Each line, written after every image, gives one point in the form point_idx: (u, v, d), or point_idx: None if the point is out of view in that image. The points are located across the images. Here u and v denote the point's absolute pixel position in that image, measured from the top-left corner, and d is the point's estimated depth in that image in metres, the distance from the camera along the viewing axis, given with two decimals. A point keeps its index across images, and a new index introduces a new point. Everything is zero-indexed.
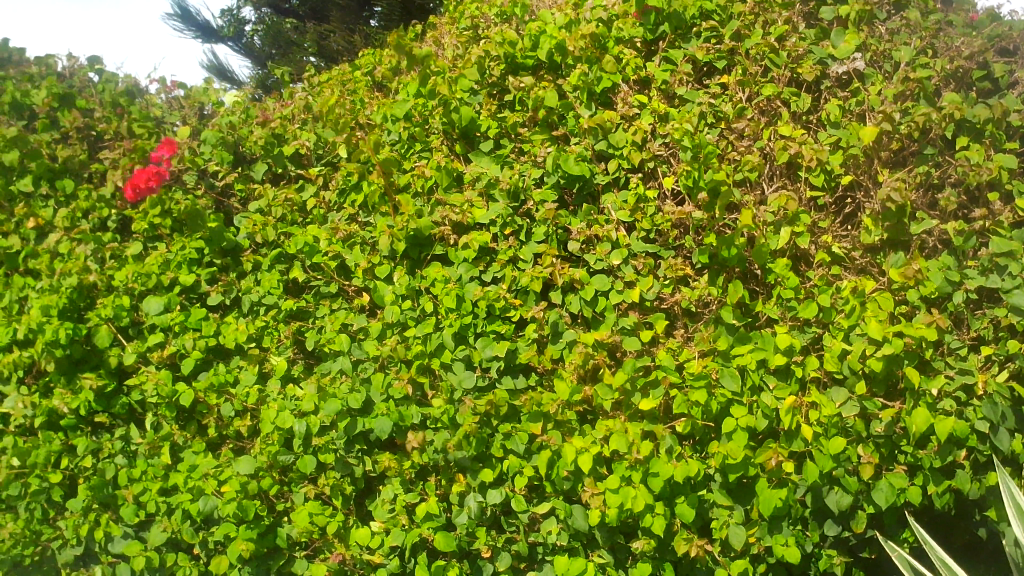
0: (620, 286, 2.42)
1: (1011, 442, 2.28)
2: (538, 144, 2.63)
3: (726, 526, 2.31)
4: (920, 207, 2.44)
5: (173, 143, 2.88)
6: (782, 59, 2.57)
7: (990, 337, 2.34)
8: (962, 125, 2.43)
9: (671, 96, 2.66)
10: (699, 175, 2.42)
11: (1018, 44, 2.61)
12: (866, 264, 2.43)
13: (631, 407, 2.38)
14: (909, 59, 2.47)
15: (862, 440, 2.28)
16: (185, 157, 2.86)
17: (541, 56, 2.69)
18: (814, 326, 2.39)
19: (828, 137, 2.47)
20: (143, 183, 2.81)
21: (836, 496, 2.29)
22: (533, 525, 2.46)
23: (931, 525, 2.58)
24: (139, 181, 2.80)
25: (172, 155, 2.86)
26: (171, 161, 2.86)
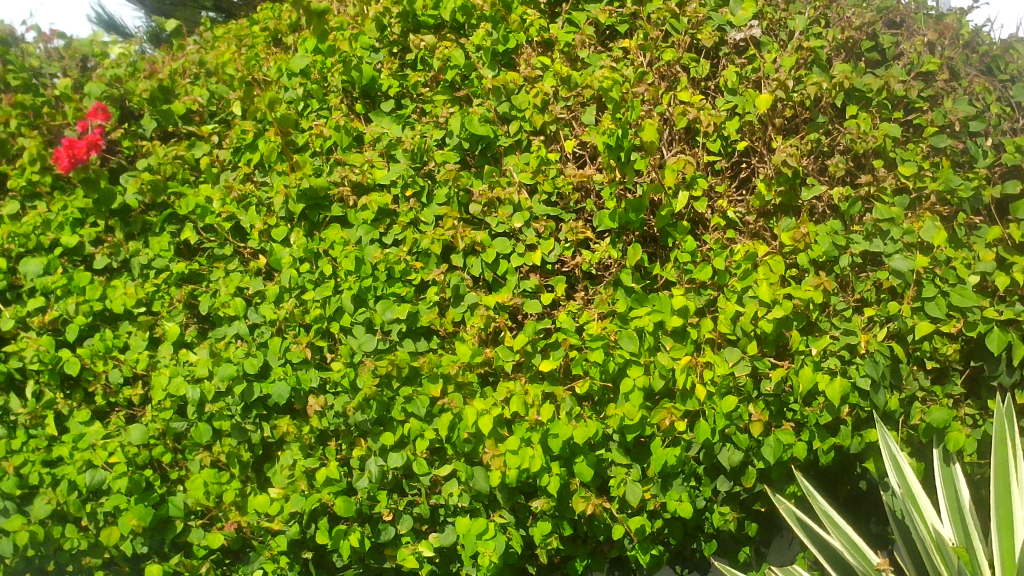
0: (521, 249, 2.45)
1: (887, 398, 2.38)
2: (439, 105, 2.60)
3: (624, 483, 2.38)
4: (811, 173, 2.52)
5: (102, 108, 2.69)
6: (683, 24, 2.57)
7: (872, 299, 2.44)
8: (851, 94, 2.50)
9: (574, 58, 2.65)
10: (623, 133, 2.39)
11: (904, 17, 2.71)
12: (759, 229, 2.51)
13: (532, 369, 2.43)
14: (802, 28, 2.53)
15: (752, 399, 2.37)
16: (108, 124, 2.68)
17: (444, 14, 2.64)
18: (709, 289, 2.45)
19: (725, 103, 2.50)
20: (82, 152, 2.59)
21: (728, 452, 2.39)
22: (434, 487, 2.45)
23: (817, 479, 2.70)
24: (79, 149, 2.59)
25: (102, 123, 2.68)
26: (101, 129, 2.68)
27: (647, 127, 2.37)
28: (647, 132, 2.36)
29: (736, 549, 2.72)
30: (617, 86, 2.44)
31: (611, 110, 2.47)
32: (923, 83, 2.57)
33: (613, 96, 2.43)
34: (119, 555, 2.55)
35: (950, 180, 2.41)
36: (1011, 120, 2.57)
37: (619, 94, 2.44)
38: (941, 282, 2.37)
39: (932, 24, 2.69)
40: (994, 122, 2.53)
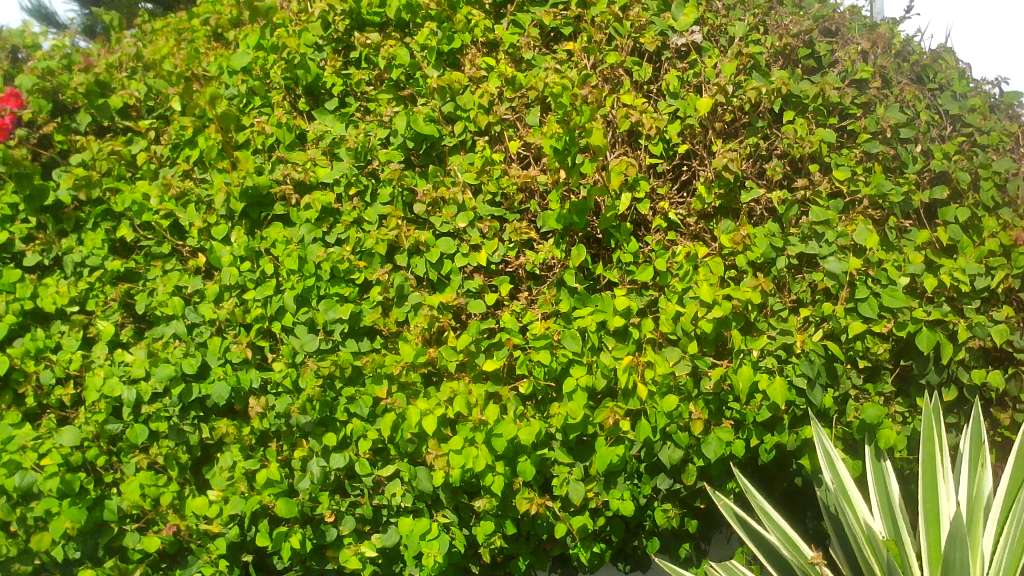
0: (465, 249, 2.45)
1: (822, 397, 2.46)
2: (383, 104, 2.59)
3: (566, 482, 2.40)
4: (749, 176, 2.56)
5: (18, 94, 2.65)
6: (626, 28, 2.61)
7: (807, 300, 2.50)
8: (789, 100, 2.57)
9: (519, 60, 2.66)
10: (570, 138, 2.42)
11: (839, 26, 2.77)
12: (699, 231, 2.54)
13: (475, 368, 2.42)
14: (743, 34, 2.59)
15: (693, 398, 2.40)
16: (22, 110, 2.63)
17: (389, 13, 2.62)
18: (650, 289, 2.50)
19: (667, 107, 2.54)
20: None
21: (669, 450, 2.43)
22: (377, 488, 2.44)
23: (754, 476, 2.75)
24: None
25: (17, 109, 2.64)
26: (16, 115, 2.64)
27: (595, 132, 2.38)
28: (594, 136, 2.37)
29: (676, 545, 2.77)
30: (567, 90, 2.42)
31: (557, 113, 2.45)
32: (857, 90, 2.64)
33: (563, 100, 2.41)
34: (50, 560, 2.47)
35: (882, 185, 2.48)
36: (937, 128, 2.68)
37: (570, 99, 2.42)
38: (873, 283, 2.45)
39: (864, 33, 2.78)
40: (923, 129, 2.63)
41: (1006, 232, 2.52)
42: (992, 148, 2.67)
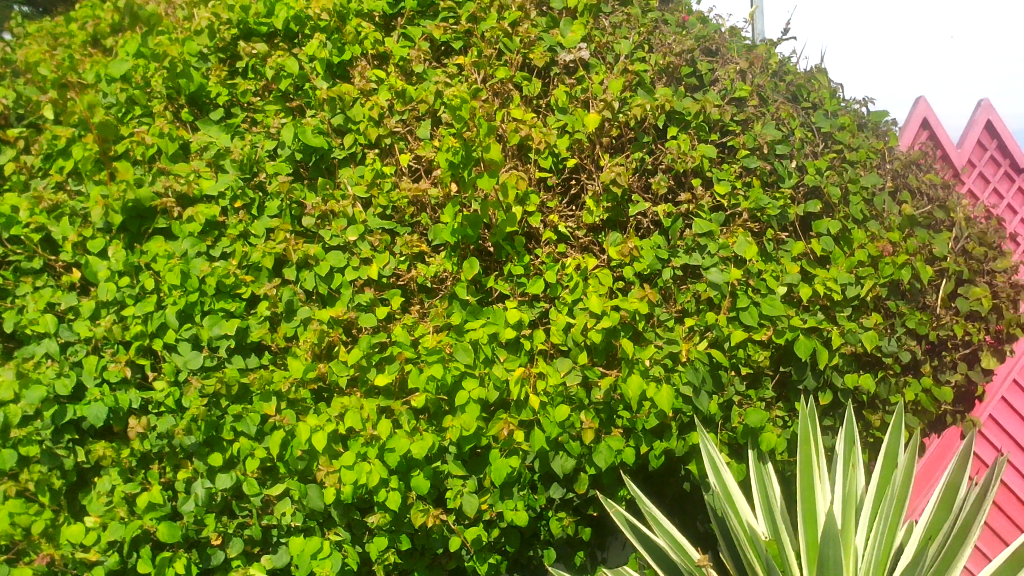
0: (356, 262, 2.42)
1: (708, 404, 2.52)
2: (271, 115, 2.55)
3: (460, 495, 2.42)
4: (636, 190, 2.63)
5: None
6: (515, 44, 2.64)
7: (692, 310, 2.57)
8: (672, 116, 2.64)
9: (410, 73, 2.67)
10: (467, 151, 2.42)
11: (719, 46, 2.89)
12: (588, 243, 2.61)
13: (367, 384, 2.41)
14: (628, 52, 2.66)
15: (584, 407, 2.45)
16: None
17: (276, 23, 2.58)
18: (541, 301, 2.54)
19: (556, 121, 2.58)
20: None
21: (561, 460, 2.47)
22: (266, 508, 2.38)
23: (643, 482, 2.83)
24: None
25: None
26: None
27: (493, 147, 2.38)
28: (491, 150, 2.38)
29: (572, 553, 2.82)
30: (465, 102, 2.43)
31: (454, 125, 2.46)
32: (736, 107, 2.75)
33: (462, 114, 2.42)
34: None
35: (760, 200, 2.59)
36: (812, 145, 2.82)
37: (469, 112, 2.43)
38: (753, 293, 2.55)
39: (743, 53, 2.91)
40: (797, 145, 2.76)
41: (873, 243, 2.69)
42: (861, 164, 2.86)
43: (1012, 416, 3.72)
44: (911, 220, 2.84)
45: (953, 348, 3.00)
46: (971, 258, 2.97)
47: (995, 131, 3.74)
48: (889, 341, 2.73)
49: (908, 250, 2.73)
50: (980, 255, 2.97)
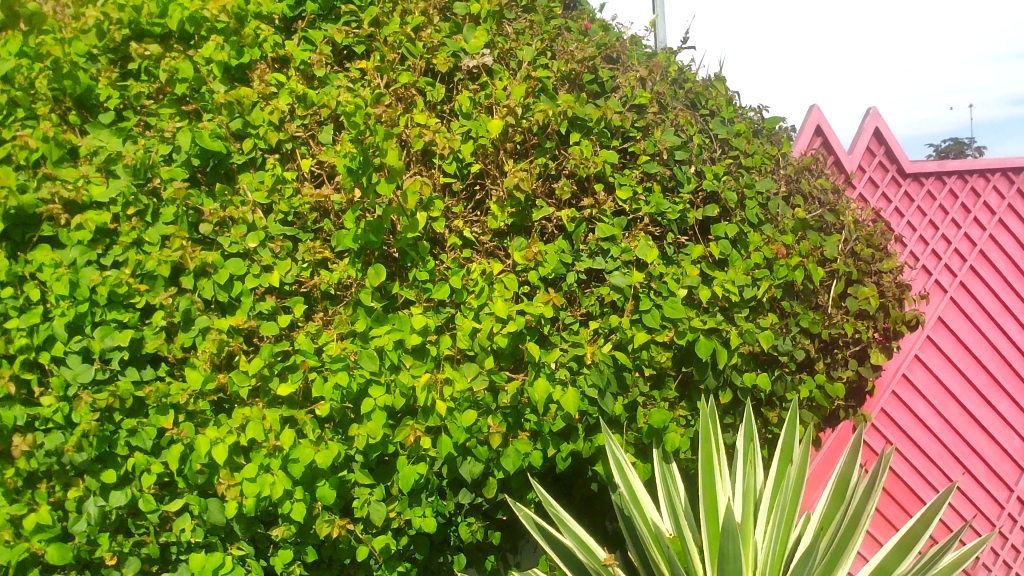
0: (257, 270, 2.38)
1: (613, 405, 2.57)
2: (166, 119, 2.46)
3: (367, 503, 2.40)
4: (540, 195, 2.66)
5: None
6: (418, 49, 2.62)
7: (596, 313, 2.61)
8: (574, 122, 2.69)
9: (311, 76, 2.63)
10: (365, 157, 2.39)
11: (621, 53, 2.93)
12: (493, 248, 2.62)
13: (269, 394, 2.36)
14: (530, 59, 2.69)
15: (491, 411, 2.45)
16: None
17: (170, 24, 2.46)
18: (447, 307, 2.51)
19: (460, 126, 2.58)
20: None
21: (469, 465, 2.47)
22: (164, 524, 2.30)
23: (550, 485, 2.87)
24: None
25: None
26: None
27: (391, 152, 2.34)
28: (388, 156, 2.33)
29: (482, 558, 2.83)
30: (360, 109, 2.41)
31: (351, 131, 2.42)
32: (637, 114, 2.81)
33: (356, 120, 2.40)
34: None
35: (660, 205, 2.67)
36: (709, 151, 2.89)
37: (363, 118, 2.41)
38: (655, 296, 2.61)
39: (643, 61, 2.96)
40: (696, 151, 2.83)
41: (768, 246, 2.79)
42: (756, 169, 2.96)
43: (902, 408, 3.92)
44: (803, 223, 2.96)
45: (843, 346, 3.13)
46: (859, 259, 3.12)
47: (883, 137, 3.89)
48: (784, 341, 2.83)
49: (801, 253, 2.86)
50: (867, 256, 3.11)
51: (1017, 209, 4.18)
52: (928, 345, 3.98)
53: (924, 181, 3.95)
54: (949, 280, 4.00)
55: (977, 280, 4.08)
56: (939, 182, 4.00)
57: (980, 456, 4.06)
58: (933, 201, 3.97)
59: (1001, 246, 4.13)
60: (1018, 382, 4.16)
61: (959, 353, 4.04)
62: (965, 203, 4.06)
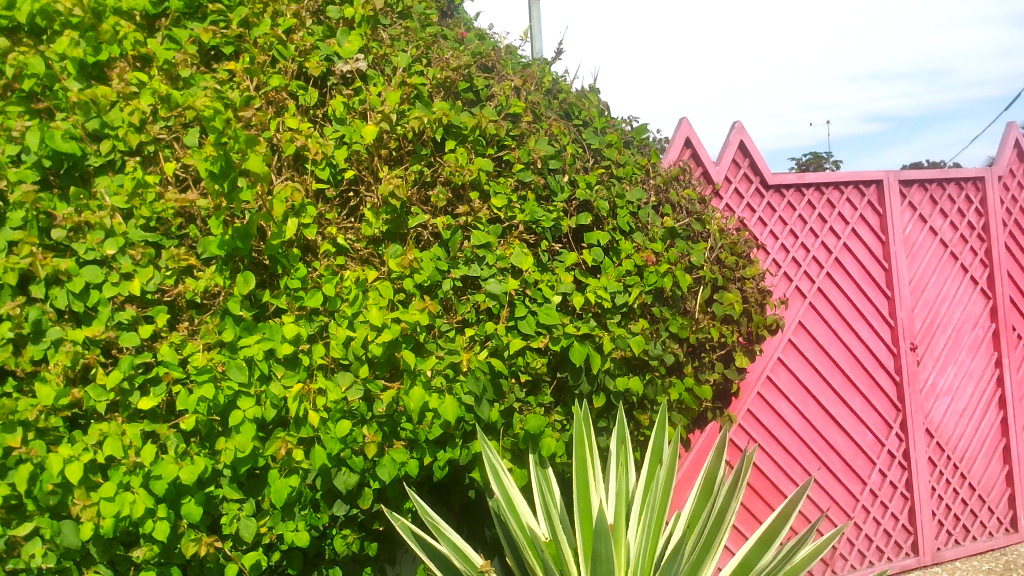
0: (115, 278, 2.25)
1: (489, 411, 2.58)
2: (13, 117, 2.28)
3: (236, 519, 2.32)
4: (415, 203, 2.64)
5: None
6: (290, 52, 2.56)
7: (472, 320, 2.62)
8: (450, 129, 2.68)
9: (175, 77, 2.49)
10: (226, 159, 2.31)
11: (495, 63, 2.97)
12: (368, 255, 2.57)
13: (129, 408, 2.24)
14: (405, 65, 2.67)
15: (366, 421, 2.42)
16: None
17: (19, 16, 2.31)
18: (321, 315, 2.46)
19: (333, 132, 2.54)
20: None
21: (344, 475, 2.43)
22: (10, 550, 2.14)
23: (427, 494, 2.87)
24: None
25: None
26: None
27: (255, 160, 2.29)
28: (251, 161, 2.29)
29: (358, 569, 2.80)
30: (219, 113, 2.31)
31: (212, 136, 2.32)
32: (511, 123, 2.84)
33: (215, 125, 2.29)
34: None
35: (535, 214, 2.71)
36: (582, 160, 2.97)
37: (223, 123, 2.31)
38: (529, 302, 2.66)
39: (518, 71, 3.00)
40: (569, 160, 2.90)
41: (638, 253, 2.89)
42: (626, 178, 3.05)
43: (766, 407, 4.12)
44: (671, 231, 3.08)
45: (710, 350, 3.25)
46: (723, 266, 3.26)
47: (747, 150, 4.07)
48: (654, 346, 2.92)
49: (669, 260, 2.96)
50: (730, 263, 3.26)
51: (867, 219, 4.45)
52: (790, 348, 4.20)
53: (785, 192, 4.17)
54: (808, 286, 4.24)
55: (833, 285, 4.33)
56: (798, 194, 4.23)
57: (836, 451, 4.32)
58: (792, 212, 4.20)
59: (854, 254, 4.40)
60: (869, 380, 4.44)
61: (817, 355, 4.28)
62: (822, 214, 4.30)
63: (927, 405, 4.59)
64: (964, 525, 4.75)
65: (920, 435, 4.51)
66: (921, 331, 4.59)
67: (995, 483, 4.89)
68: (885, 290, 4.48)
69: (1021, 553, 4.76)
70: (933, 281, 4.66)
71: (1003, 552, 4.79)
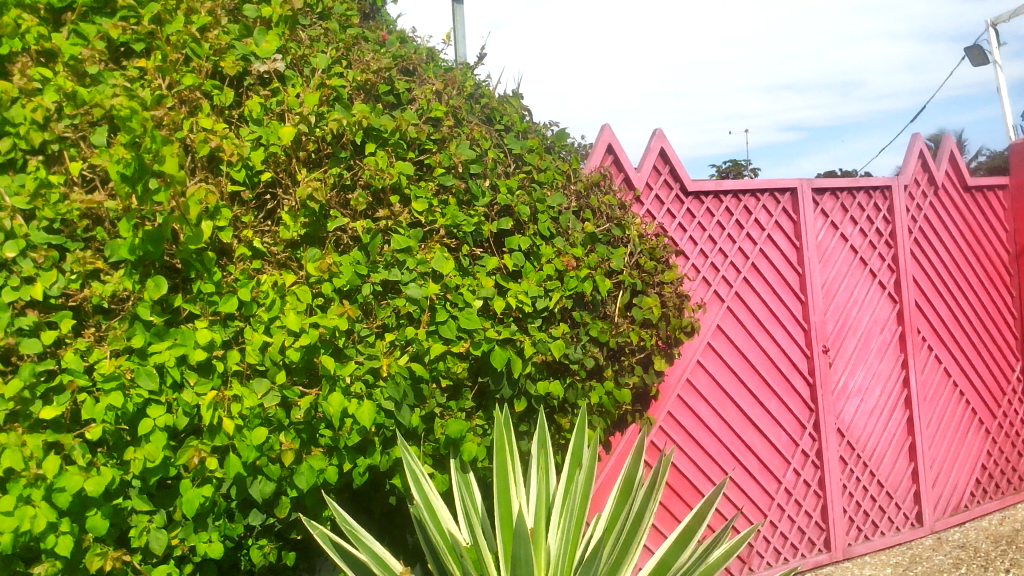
0: (15, 282, 2.14)
1: (410, 417, 2.56)
2: None
3: (146, 531, 2.25)
4: (334, 206, 2.60)
5: None
6: (205, 50, 2.49)
7: (393, 324, 2.58)
8: (370, 132, 2.66)
9: (82, 73, 2.37)
10: (141, 163, 2.21)
11: (416, 66, 2.96)
12: (286, 259, 2.51)
13: (30, 418, 2.13)
14: (324, 67, 2.64)
15: (283, 428, 2.38)
16: None
17: None
18: (236, 320, 2.39)
19: (250, 133, 2.48)
20: None
21: (260, 484, 2.37)
22: None
23: (347, 501, 2.83)
24: None
25: None
26: None
27: (171, 161, 2.21)
28: (168, 163, 2.20)
29: None
30: (136, 113, 2.22)
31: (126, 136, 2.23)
32: (432, 127, 2.83)
33: (132, 125, 2.20)
34: None
35: (456, 218, 2.72)
36: (504, 165, 2.98)
37: (140, 123, 2.22)
38: (450, 307, 2.65)
39: (439, 75, 2.99)
40: (490, 165, 2.91)
41: (559, 258, 2.92)
42: (548, 184, 3.06)
43: (686, 410, 4.20)
44: (592, 236, 3.12)
45: (630, 353, 3.29)
46: (643, 271, 3.30)
47: (667, 157, 4.14)
48: (575, 349, 2.96)
49: (589, 264, 3.00)
50: (649, 268, 3.31)
51: (782, 226, 4.58)
52: (708, 351, 4.29)
53: (704, 199, 4.27)
54: (726, 290, 4.35)
55: (750, 290, 4.45)
56: (716, 200, 4.33)
57: (753, 451, 4.44)
58: (711, 218, 4.30)
59: (770, 260, 4.53)
60: (784, 382, 4.57)
61: (735, 358, 4.39)
62: (739, 220, 4.41)
63: (838, 405, 4.74)
64: (874, 521, 4.92)
65: (832, 434, 4.66)
66: (833, 334, 4.75)
67: (902, 480, 5.08)
68: (799, 294, 4.62)
69: (926, 546, 4.95)
70: (844, 285, 4.83)
71: (909, 546, 4.98)
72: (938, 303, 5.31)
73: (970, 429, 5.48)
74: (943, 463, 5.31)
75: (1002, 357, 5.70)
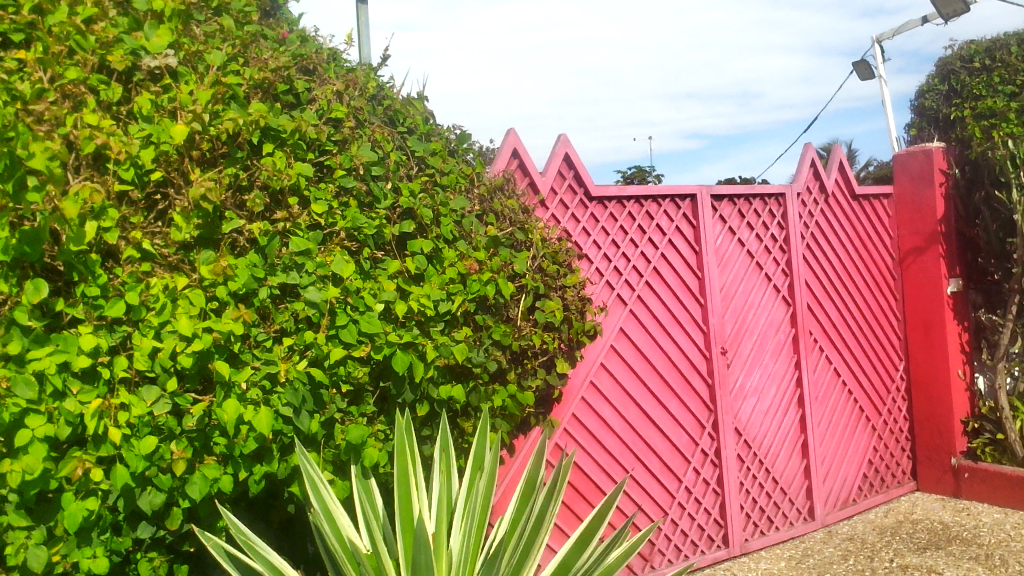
0: None
1: (309, 423, 2.51)
2: None
3: (23, 549, 2.10)
4: (229, 207, 2.53)
5: None
6: (90, 43, 2.37)
7: (291, 328, 2.53)
8: (268, 132, 2.59)
9: None
10: (11, 156, 2.08)
11: (317, 66, 2.90)
12: (178, 261, 2.43)
13: None
14: (220, 64, 2.56)
15: (174, 436, 2.30)
16: None
17: None
18: (124, 325, 2.29)
19: (139, 130, 2.38)
20: None
21: (149, 495, 2.29)
22: None
23: (245, 511, 2.75)
24: None
25: None
26: None
27: (37, 153, 2.11)
28: (35, 157, 2.10)
29: None
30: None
31: None
32: (333, 128, 2.79)
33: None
34: None
35: (356, 220, 2.70)
36: (406, 167, 2.97)
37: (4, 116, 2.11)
38: (351, 311, 2.61)
39: (340, 76, 2.95)
40: (392, 168, 2.89)
41: (461, 262, 2.94)
42: (450, 187, 3.07)
43: (589, 411, 4.26)
44: (494, 240, 3.13)
45: (532, 356, 3.31)
46: (545, 275, 3.32)
47: (571, 162, 4.19)
48: (477, 353, 2.95)
49: (492, 268, 3.01)
50: (552, 271, 3.33)
51: (683, 231, 4.70)
52: (612, 353, 4.36)
53: (607, 204, 4.34)
54: (629, 294, 4.43)
55: (651, 293, 4.54)
56: (619, 206, 4.41)
57: (655, 451, 4.53)
58: (614, 223, 4.38)
59: (671, 264, 4.64)
60: (685, 383, 4.68)
61: (637, 360, 4.47)
62: (641, 225, 4.50)
63: (735, 405, 4.89)
64: (769, 517, 5.10)
65: (730, 433, 4.81)
66: (731, 336, 4.90)
67: (795, 477, 5.27)
68: (698, 297, 4.75)
69: (817, 540, 5.15)
70: (740, 289, 4.98)
71: (801, 540, 5.17)
72: (828, 306, 5.54)
73: (858, 426, 5.73)
74: (833, 459, 5.55)
75: (887, 357, 5.98)
